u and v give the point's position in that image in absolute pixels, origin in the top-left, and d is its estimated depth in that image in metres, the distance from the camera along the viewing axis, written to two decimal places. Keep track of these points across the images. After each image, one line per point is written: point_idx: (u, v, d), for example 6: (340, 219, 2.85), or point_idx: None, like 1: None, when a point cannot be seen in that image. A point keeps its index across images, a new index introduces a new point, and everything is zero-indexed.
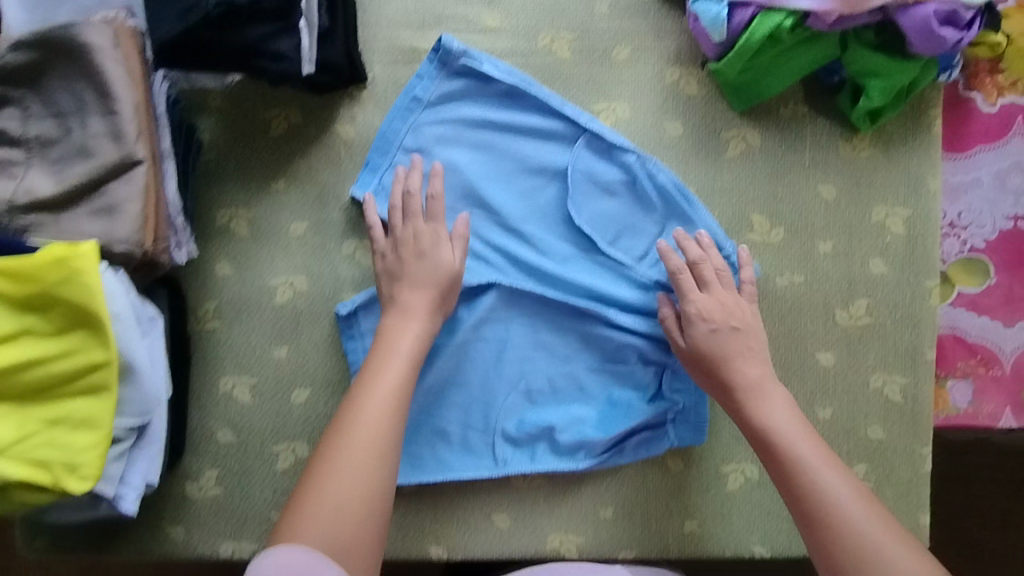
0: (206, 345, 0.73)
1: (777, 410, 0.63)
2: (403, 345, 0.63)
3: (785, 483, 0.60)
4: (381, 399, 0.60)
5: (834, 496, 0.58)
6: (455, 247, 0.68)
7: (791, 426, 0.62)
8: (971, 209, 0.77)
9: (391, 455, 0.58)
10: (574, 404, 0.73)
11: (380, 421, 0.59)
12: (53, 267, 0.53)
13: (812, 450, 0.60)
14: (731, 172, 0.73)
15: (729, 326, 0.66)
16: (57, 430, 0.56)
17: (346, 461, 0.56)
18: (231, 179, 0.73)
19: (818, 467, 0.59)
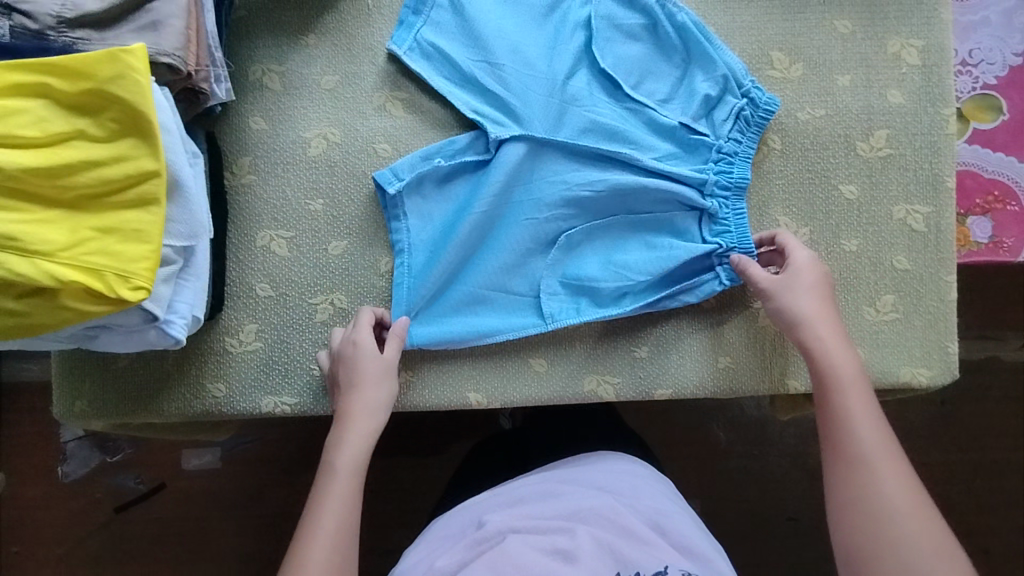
0: (243, 198, 0.74)
1: (843, 361, 0.65)
2: (342, 464, 0.65)
3: (827, 419, 0.63)
4: (332, 519, 0.61)
5: (866, 445, 0.60)
6: (388, 345, 0.70)
7: (853, 377, 0.64)
8: (981, 47, 0.80)
9: (347, 562, 0.60)
10: (610, 257, 0.75)
11: (335, 550, 0.60)
12: (106, 63, 0.55)
13: (862, 404, 0.62)
14: (750, 11, 0.75)
15: (816, 291, 0.68)
16: (108, 239, 0.56)
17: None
18: (263, 34, 0.75)
19: (861, 416, 0.61)
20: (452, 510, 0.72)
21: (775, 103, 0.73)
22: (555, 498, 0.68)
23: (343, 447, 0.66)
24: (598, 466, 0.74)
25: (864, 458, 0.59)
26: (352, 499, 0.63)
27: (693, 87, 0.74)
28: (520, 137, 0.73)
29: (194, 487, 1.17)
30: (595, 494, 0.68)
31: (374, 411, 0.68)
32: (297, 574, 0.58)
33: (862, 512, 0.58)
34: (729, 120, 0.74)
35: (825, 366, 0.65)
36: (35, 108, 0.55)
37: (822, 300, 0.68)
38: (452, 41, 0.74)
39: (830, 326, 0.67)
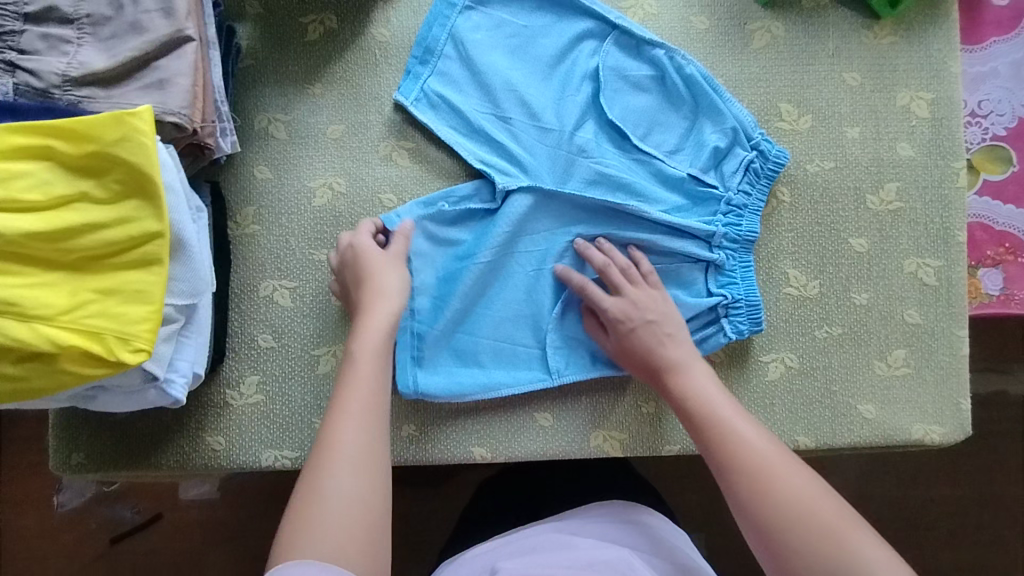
0: (246, 249, 0.73)
1: (704, 380, 0.64)
2: (365, 348, 0.61)
3: (705, 440, 0.60)
4: (359, 400, 0.57)
5: (753, 449, 0.57)
6: (397, 245, 0.69)
7: (717, 393, 0.63)
8: (991, 98, 0.80)
9: (380, 431, 0.56)
10: None
11: (366, 424, 0.56)
12: (111, 125, 0.54)
13: (731, 409, 0.61)
14: (758, 62, 0.75)
15: (649, 320, 0.68)
16: (109, 301, 0.55)
17: (338, 464, 0.53)
18: (270, 83, 0.74)
19: (733, 421, 0.59)
20: (457, 560, 0.69)
21: (784, 157, 0.72)
22: (568, 548, 0.66)
23: (363, 336, 0.62)
24: (605, 519, 0.73)
25: (749, 462, 0.56)
26: (380, 382, 0.59)
27: (702, 140, 0.74)
28: (527, 189, 0.72)
29: (192, 517, 1.15)
30: (609, 548, 0.66)
31: (389, 291, 0.65)
32: (330, 455, 0.53)
33: (775, 518, 0.53)
34: (738, 173, 0.73)
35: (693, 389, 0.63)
36: (37, 170, 0.54)
37: (677, 348, 0.67)
38: (461, 94, 0.74)
39: (682, 345, 0.67)
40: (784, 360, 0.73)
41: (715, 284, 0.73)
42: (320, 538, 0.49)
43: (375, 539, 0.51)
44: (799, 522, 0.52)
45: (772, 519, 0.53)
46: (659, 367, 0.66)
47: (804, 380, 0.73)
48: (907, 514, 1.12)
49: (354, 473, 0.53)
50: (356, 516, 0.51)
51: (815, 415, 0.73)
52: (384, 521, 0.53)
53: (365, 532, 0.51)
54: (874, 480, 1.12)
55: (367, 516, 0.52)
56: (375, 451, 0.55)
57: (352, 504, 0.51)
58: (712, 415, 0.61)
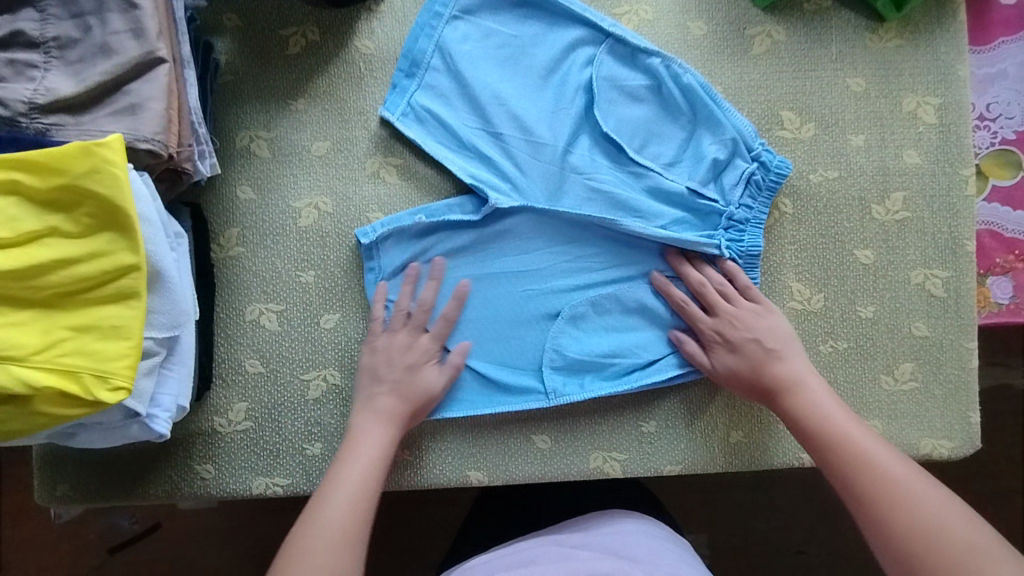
0: (230, 272, 0.71)
1: (828, 401, 0.63)
2: (370, 441, 0.64)
3: (829, 458, 0.60)
4: (347, 491, 0.61)
5: (884, 473, 0.57)
6: (443, 371, 0.68)
7: (839, 412, 0.62)
8: (999, 101, 0.77)
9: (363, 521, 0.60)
10: (616, 329, 0.71)
11: (349, 511, 0.60)
12: (80, 156, 0.51)
13: (859, 429, 0.61)
14: (758, 69, 0.72)
15: (749, 337, 0.67)
16: (85, 338, 0.53)
17: (316, 541, 0.57)
18: (251, 99, 0.71)
19: (860, 440, 0.60)
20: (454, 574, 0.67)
21: (786, 168, 0.69)
22: (568, 560, 0.64)
23: (371, 432, 0.65)
24: (611, 534, 0.70)
25: (881, 485, 0.57)
26: (371, 476, 0.62)
27: (700, 151, 0.71)
28: (520, 207, 0.70)
29: (191, 525, 1.10)
30: (609, 559, 0.63)
31: (406, 399, 0.66)
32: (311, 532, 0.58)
33: (907, 542, 0.54)
34: (738, 185, 0.70)
35: (819, 409, 0.63)
36: (6, 206, 0.52)
37: (796, 363, 0.66)
38: (448, 108, 0.71)
39: (800, 361, 0.66)
40: None
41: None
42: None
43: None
44: (931, 542, 0.53)
45: (900, 537, 0.54)
46: (768, 386, 0.66)
47: None
48: None
49: (329, 551, 0.57)
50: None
51: None
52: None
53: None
54: None
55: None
56: (351, 540, 0.58)
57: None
58: (839, 434, 0.61)
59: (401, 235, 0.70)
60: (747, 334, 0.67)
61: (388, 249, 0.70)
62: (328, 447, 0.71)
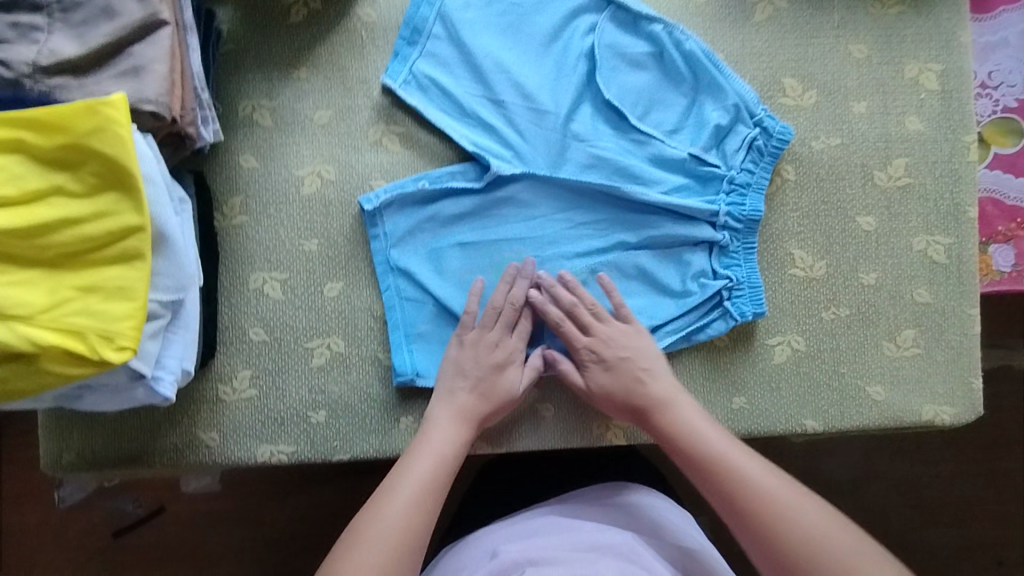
0: (234, 240, 0.71)
1: (687, 411, 0.63)
2: (438, 439, 0.63)
3: (705, 475, 0.60)
4: (413, 488, 0.59)
5: (759, 487, 0.57)
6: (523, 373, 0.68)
7: (700, 423, 0.62)
8: (1001, 69, 0.77)
9: (423, 522, 0.58)
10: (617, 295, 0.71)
11: (413, 509, 0.58)
12: (85, 115, 0.52)
13: (725, 443, 0.61)
14: (760, 36, 0.72)
15: (621, 356, 0.66)
16: (92, 298, 0.53)
17: (374, 536, 0.56)
18: (254, 68, 0.72)
19: (733, 455, 0.59)
20: (452, 550, 0.68)
21: (789, 133, 0.70)
22: (571, 531, 0.65)
23: (437, 429, 0.64)
24: (606, 500, 0.71)
25: (756, 500, 0.57)
26: (437, 476, 0.61)
27: (702, 117, 0.71)
28: (522, 174, 0.70)
29: (195, 505, 1.10)
30: (611, 531, 0.65)
31: (475, 400, 0.66)
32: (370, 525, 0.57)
33: (792, 555, 0.54)
34: (741, 150, 0.70)
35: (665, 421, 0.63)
36: (10, 164, 0.52)
37: (670, 382, 0.66)
38: (451, 76, 0.72)
39: (666, 379, 0.66)
40: (791, 343, 0.71)
41: (721, 265, 0.71)
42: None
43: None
44: (812, 550, 0.54)
45: (783, 550, 0.55)
46: (643, 406, 0.65)
47: (811, 363, 0.71)
48: (918, 499, 1.08)
49: (385, 548, 0.55)
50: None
51: (821, 400, 0.71)
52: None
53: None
54: (879, 463, 1.09)
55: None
56: (407, 541, 0.56)
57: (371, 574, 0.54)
58: (706, 452, 0.60)
59: (402, 203, 0.71)
60: (609, 355, 0.66)
61: (392, 216, 0.71)
62: (332, 414, 0.71)
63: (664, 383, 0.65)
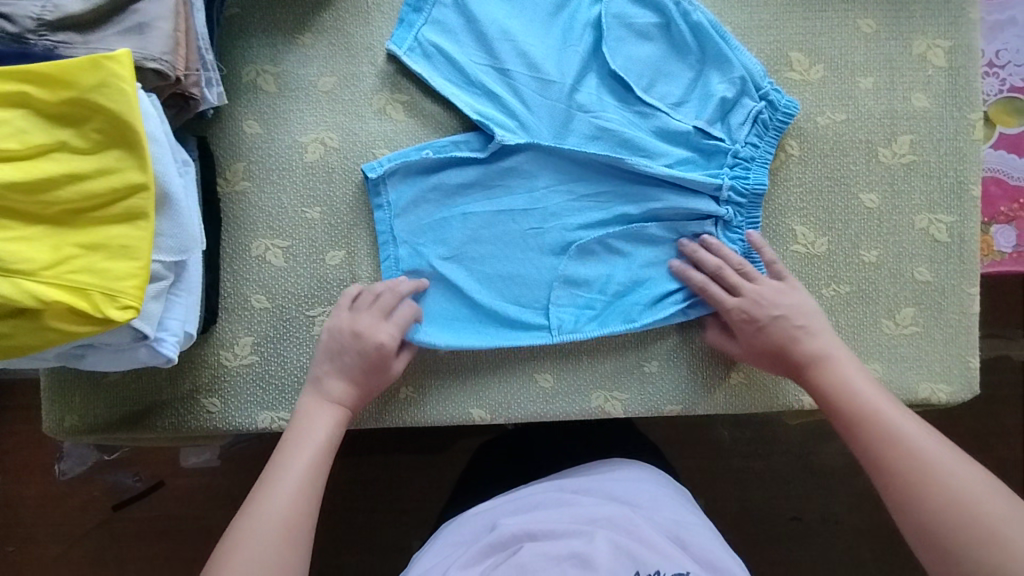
0: (236, 206, 0.71)
1: (848, 370, 0.62)
2: (317, 430, 0.63)
3: (852, 426, 0.60)
4: (296, 480, 0.59)
5: (916, 445, 0.56)
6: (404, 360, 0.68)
7: (859, 382, 0.61)
8: (1008, 48, 0.77)
9: (307, 513, 0.58)
10: (617, 267, 0.71)
11: (298, 503, 0.58)
12: (90, 71, 0.51)
13: (885, 403, 0.59)
14: (768, 9, 0.72)
15: (775, 315, 0.66)
16: (96, 256, 0.53)
17: (257, 536, 0.55)
18: (258, 33, 0.71)
19: (890, 414, 0.58)
20: (455, 522, 0.68)
21: (794, 107, 0.69)
22: (569, 507, 0.65)
23: (315, 418, 0.64)
24: (611, 476, 0.71)
25: (908, 458, 0.55)
26: (315, 469, 0.61)
27: (708, 90, 0.71)
28: (526, 145, 0.70)
29: (193, 478, 1.11)
30: (612, 504, 0.65)
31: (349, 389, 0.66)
32: (254, 525, 0.56)
33: (932, 515, 0.53)
34: (746, 124, 0.70)
35: (822, 371, 0.63)
36: (14, 118, 0.52)
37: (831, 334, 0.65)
38: (456, 43, 0.71)
39: (823, 337, 0.65)
40: None
41: (724, 240, 0.71)
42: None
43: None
44: (958, 514, 0.52)
45: (927, 510, 0.53)
46: (799, 360, 0.65)
47: None
48: None
49: (272, 547, 0.55)
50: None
51: None
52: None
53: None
54: None
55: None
56: (296, 535, 0.57)
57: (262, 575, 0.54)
58: (861, 405, 0.60)
59: (406, 171, 0.70)
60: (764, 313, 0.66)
61: (395, 184, 0.70)
62: None
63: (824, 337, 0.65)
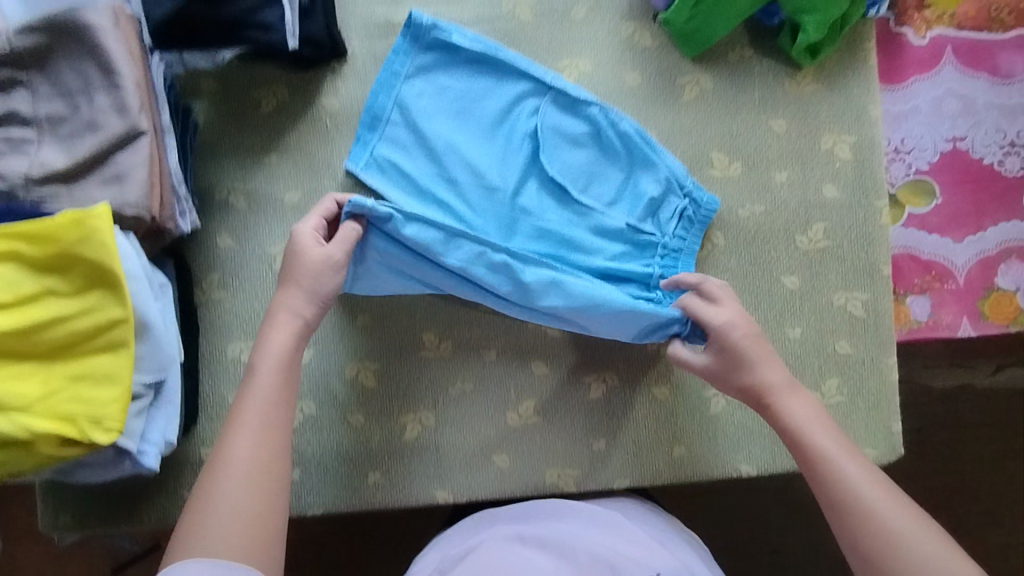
0: (212, 313, 0.78)
1: (802, 404, 0.66)
2: (276, 349, 0.64)
3: (805, 461, 0.63)
4: (261, 410, 0.61)
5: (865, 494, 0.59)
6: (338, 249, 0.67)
7: (812, 418, 0.65)
8: (913, 134, 0.83)
9: (276, 449, 0.60)
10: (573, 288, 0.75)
11: (265, 441, 0.59)
12: (72, 227, 0.58)
13: (837, 444, 0.62)
14: (688, 115, 0.79)
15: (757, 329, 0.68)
16: (81, 385, 0.59)
17: (231, 480, 0.57)
18: (229, 156, 0.78)
19: (837, 453, 0.62)
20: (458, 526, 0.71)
21: (715, 204, 0.77)
22: (561, 518, 0.68)
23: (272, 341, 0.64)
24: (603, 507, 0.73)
25: (855, 501, 0.59)
26: (274, 407, 0.61)
27: (638, 191, 0.78)
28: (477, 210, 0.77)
29: None
30: (598, 522, 0.68)
31: (298, 309, 0.66)
32: (223, 471, 0.57)
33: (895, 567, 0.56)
34: (673, 219, 0.77)
35: (779, 406, 0.66)
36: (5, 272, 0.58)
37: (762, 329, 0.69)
38: (408, 157, 0.78)
39: (772, 367, 0.67)
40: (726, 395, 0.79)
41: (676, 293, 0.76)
42: (214, 544, 0.54)
43: (266, 541, 0.56)
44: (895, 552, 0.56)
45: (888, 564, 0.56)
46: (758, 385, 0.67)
47: (745, 413, 0.79)
48: None
49: (247, 487, 0.57)
50: (250, 525, 0.56)
51: (755, 445, 0.79)
52: (277, 527, 0.57)
53: (258, 536, 0.56)
54: None
55: (258, 521, 0.56)
56: (270, 477, 0.58)
57: (244, 515, 0.56)
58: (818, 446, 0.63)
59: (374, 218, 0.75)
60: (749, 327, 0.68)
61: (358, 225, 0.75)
62: (306, 472, 0.77)
63: (779, 367, 0.67)
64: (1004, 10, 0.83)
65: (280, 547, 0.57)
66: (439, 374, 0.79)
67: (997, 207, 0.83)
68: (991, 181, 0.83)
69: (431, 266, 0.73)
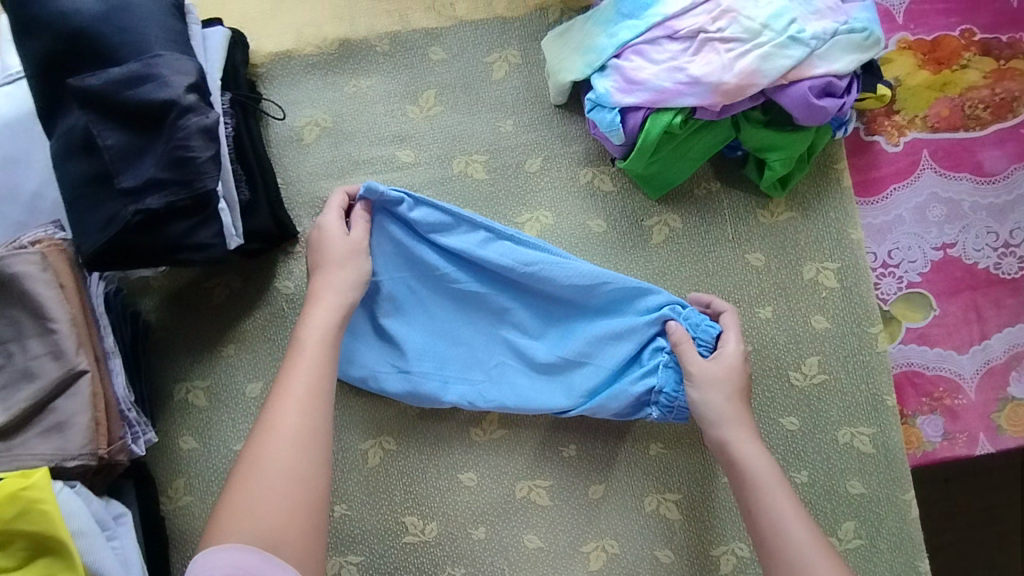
0: (180, 522, 0.73)
1: (759, 463, 0.62)
2: (313, 327, 0.62)
3: (755, 524, 0.59)
4: (306, 380, 0.59)
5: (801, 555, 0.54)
6: (360, 227, 0.68)
7: (766, 472, 0.61)
8: (900, 246, 0.78)
9: (321, 414, 0.57)
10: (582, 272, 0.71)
11: (310, 410, 0.57)
12: (7, 502, 0.54)
13: (791, 507, 0.58)
14: (660, 257, 0.75)
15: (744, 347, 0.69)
16: None
17: (277, 448, 0.54)
18: (184, 352, 0.75)
19: (787, 514, 0.57)
20: None
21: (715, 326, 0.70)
22: None
23: (313, 315, 0.63)
24: None
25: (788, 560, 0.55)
26: (321, 371, 0.60)
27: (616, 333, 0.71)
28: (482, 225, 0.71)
29: None
30: None
31: (341, 289, 0.65)
32: (271, 435, 0.55)
33: None
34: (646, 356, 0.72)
35: (737, 466, 0.62)
36: None
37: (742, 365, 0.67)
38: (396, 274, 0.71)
39: (735, 424, 0.64)
40: (735, 550, 0.74)
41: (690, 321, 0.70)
42: (256, 516, 0.51)
43: (308, 510, 0.53)
44: None
45: None
46: (711, 421, 0.65)
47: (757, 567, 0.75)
48: None
49: (293, 449, 0.55)
50: (296, 490, 0.53)
51: None
52: (322, 497, 0.54)
53: (303, 504, 0.53)
54: None
55: (304, 485, 0.54)
56: (316, 438, 0.56)
57: (291, 480, 0.53)
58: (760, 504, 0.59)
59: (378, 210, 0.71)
60: (737, 376, 0.67)
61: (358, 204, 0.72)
62: None
63: (744, 424, 0.64)
64: (978, 106, 0.79)
65: (323, 516, 0.54)
66: (427, 560, 0.74)
67: (1000, 312, 0.77)
68: (990, 285, 0.78)
69: (436, 257, 0.71)
